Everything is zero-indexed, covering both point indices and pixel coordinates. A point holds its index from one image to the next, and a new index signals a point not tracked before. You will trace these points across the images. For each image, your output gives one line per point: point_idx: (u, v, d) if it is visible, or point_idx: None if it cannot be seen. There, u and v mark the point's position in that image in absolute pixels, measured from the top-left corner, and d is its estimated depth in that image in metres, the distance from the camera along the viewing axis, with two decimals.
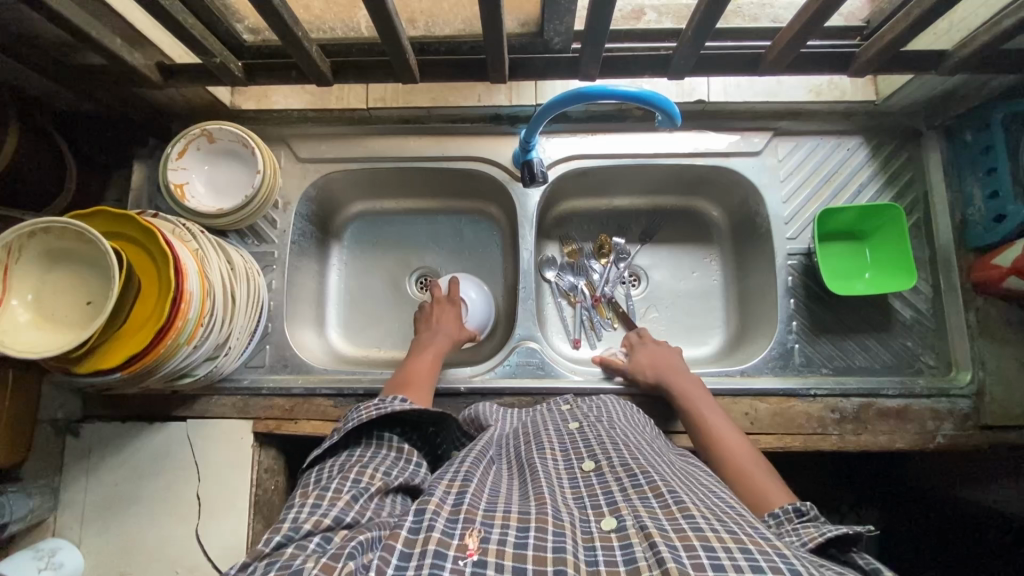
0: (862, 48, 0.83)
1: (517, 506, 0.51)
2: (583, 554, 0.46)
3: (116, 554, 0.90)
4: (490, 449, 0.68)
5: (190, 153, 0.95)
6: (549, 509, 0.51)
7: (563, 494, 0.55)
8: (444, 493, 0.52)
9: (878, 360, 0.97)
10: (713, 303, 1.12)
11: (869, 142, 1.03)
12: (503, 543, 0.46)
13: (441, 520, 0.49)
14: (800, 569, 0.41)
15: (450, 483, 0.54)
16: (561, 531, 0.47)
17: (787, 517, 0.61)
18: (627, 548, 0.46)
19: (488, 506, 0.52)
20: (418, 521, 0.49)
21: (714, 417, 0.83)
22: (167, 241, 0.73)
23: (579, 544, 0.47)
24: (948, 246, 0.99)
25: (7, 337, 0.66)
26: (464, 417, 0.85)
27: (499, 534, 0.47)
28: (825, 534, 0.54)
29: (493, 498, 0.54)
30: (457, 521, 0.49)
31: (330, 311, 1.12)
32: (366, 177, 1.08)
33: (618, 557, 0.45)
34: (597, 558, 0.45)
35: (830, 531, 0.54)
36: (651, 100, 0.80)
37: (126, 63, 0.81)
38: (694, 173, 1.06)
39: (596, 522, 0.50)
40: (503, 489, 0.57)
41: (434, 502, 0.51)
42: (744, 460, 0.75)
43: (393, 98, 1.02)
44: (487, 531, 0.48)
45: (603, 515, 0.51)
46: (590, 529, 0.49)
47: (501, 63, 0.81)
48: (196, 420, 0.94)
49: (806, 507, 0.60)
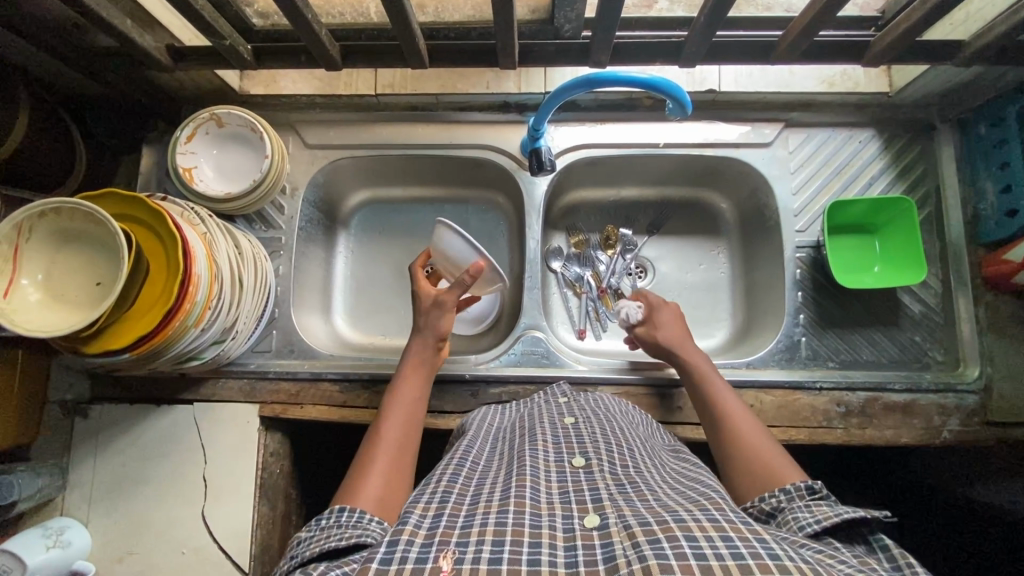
0: (878, 37, 0.82)
1: (495, 517, 0.48)
2: (562, 557, 0.44)
3: (123, 533, 0.91)
4: (473, 448, 0.66)
5: (198, 137, 0.95)
6: (528, 516, 0.48)
7: (544, 497, 0.52)
8: (418, 519, 0.49)
9: (885, 354, 0.97)
10: (720, 295, 1.12)
11: (882, 135, 1.02)
12: (477, 561, 0.43)
13: (415, 548, 0.45)
14: (780, 554, 0.42)
15: (425, 506, 0.51)
16: (537, 541, 0.46)
17: (798, 494, 0.59)
18: (607, 546, 0.45)
19: (466, 521, 0.49)
20: (389, 552, 0.45)
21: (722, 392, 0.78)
22: (173, 222, 0.74)
23: (558, 545, 0.45)
24: (959, 240, 0.98)
25: (18, 315, 0.66)
26: (460, 426, 0.82)
27: (474, 552, 0.44)
28: (840, 514, 0.53)
29: (472, 509, 0.51)
30: (431, 545, 0.46)
31: (335, 298, 1.12)
32: (373, 164, 1.08)
33: (597, 555, 0.44)
34: (577, 558, 0.44)
35: (846, 512, 0.53)
36: (662, 87, 0.79)
37: (135, 45, 0.80)
38: (704, 164, 1.06)
39: (578, 519, 0.49)
40: (482, 496, 0.53)
41: (408, 531, 0.47)
42: (755, 436, 0.70)
43: (401, 84, 1.02)
44: (462, 551, 0.45)
45: (586, 511, 0.49)
46: (572, 527, 0.48)
47: (511, 48, 0.80)
48: (202, 403, 0.95)
49: (817, 484, 0.58)
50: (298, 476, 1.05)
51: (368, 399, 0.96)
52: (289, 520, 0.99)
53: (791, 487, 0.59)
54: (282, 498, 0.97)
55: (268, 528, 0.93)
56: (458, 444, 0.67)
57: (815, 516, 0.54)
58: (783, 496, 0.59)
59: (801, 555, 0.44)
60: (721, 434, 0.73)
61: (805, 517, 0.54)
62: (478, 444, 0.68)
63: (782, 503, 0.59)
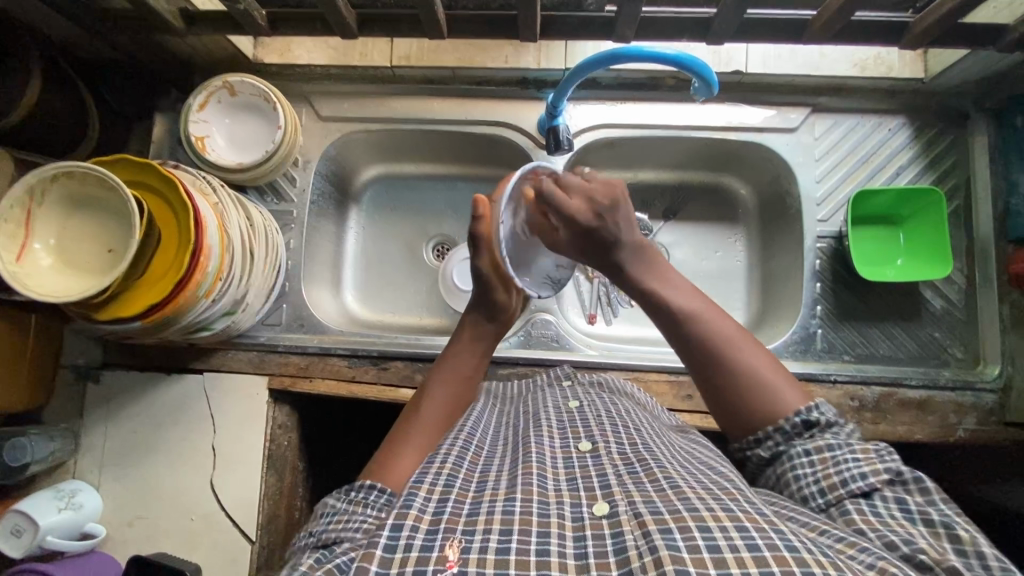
0: (918, 17, 0.78)
1: (502, 505, 0.48)
2: (571, 549, 0.44)
3: (134, 498, 0.92)
4: (476, 430, 0.64)
5: (211, 106, 0.94)
6: (536, 504, 0.48)
7: (551, 484, 0.51)
8: (423, 502, 0.48)
9: (903, 348, 0.95)
10: (735, 285, 1.09)
11: (912, 123, 0.98)
12: (484, 551, 0.43)
13: (420, 535, 0.45)
14: (798, 547, 0.41)
15: (430, 488, 0.50)
16: (546, 532, 0.45)
17: (796, 430, 0.58)
18: (617, 537, 0.44)
19: (472, 508, 0.48)
20: (393, 538, 0.45)
21: (684, 300, 0.66)
22: (185, 188, 0.73)
23: (567, 536, 0.45)
24: (987, 235, 0.95)
25: (32, 281, 0.66)
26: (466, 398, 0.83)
27: (481, 542, 0.44)
28: (846, 484, 0.52)
29: (479, 495, 0.50)
30: (437, 532, 0.46)
31: (346, 274, 1.11)
32: (385, 138, 1.06)
33: (608, 546, 0.43)
34: (586, 551, 0.43)
35: (854, 483, 0.52)
36: (690, 65, 0.77)
37: (148, 7, 0.78)
38: (726, 148, 1.03)
39: (587, 507, 0.48)
40: (488, 483, 0.52)
41: (413, 516, 0.47)
42: (742, 347, 0.63)
43: (418, 56, 1.00)
44: (469, 541, 0.44)
45: (595, 499, 0.49)
46: (581, 516, 0.47)
47: (533, 19, 0.78)
48: (212, 373, 0.95)
49: (814, 417, 0.58)
50: (307, 449, 1.05)
51: (376, 375, 0.96)
52: (296, 493, 1.00)
53: (785, 424, 0.58)
54: (289, 470, 0.98)
55: (275, 499, 0.94)
56: (460, 423, 0.65)
57: (814, 471, 0.54)
58: (779, 435, 0.58)
59: (821, 547, 0.42)
60: (706, 362, 0.63)
61: (804, 474, 0.55)
62: (481, 423, 0.67)
63: (779, 446, 0.58)
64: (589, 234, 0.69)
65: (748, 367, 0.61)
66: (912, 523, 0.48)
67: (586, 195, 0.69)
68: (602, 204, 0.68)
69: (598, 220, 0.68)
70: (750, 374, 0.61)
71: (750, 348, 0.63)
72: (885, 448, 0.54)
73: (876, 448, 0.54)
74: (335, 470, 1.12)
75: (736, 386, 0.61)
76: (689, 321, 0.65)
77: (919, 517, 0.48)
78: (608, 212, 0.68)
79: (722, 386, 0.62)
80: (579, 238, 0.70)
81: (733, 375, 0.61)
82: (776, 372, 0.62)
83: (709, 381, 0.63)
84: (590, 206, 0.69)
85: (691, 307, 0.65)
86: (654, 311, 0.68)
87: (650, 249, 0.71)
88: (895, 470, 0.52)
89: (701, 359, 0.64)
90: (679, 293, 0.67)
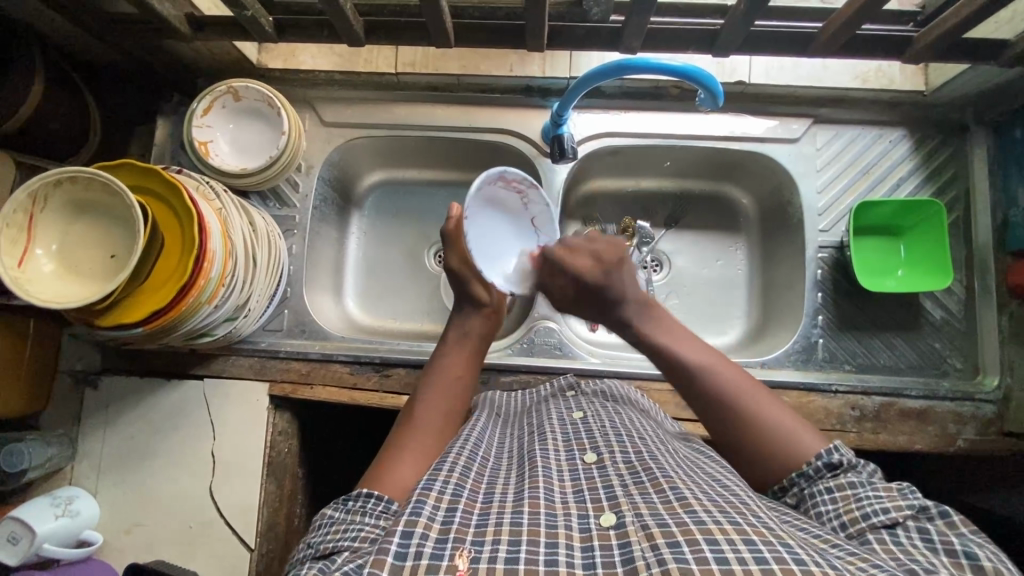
0: (920, 32, 0.79)
1: (510, 516, 0.47)
2: (579, 559, 0.43)
3: (131, 505, 0.91)
4: (482, 443, 0.64)
5: (215, 111, 0.93)
6: (543, 516, 0.47)
7: (559, 496, 0.51)
8: (432, 511, 0.48)
9: (904, 359, 0.96)
10: (736, 292, 1.09)
11: (912, 135, 0.99)
12: (493, 561, 0.43)
13: (430, 544, 0.45)
14: (805, 560, 0.40)
15: (438, 497, 0.50)
16: (553, 542, 0.45)
17: (819, 474, 0.57)
18: (625, 547, 0.44)
19: (480, 519, 0.48)
20: (404, 546, 0.44)
21: (689, 349, 0.70)
22: (191, 196, 0.72)
23: (575, 546, 0.45)
24: (986, 246, 0.96)
25: (31, 286, 0.66)
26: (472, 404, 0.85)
27: (490, 552, 0.44)
28: (868, 517, 0.51)
29: (486, 507, 0.50)
30: (446, 541, 0.45)
31: (347, 279, 1.11)
32: (388, 144, 1.06)
33: (615, 557, 0.43)
34: (594, 561, 0.43)
35: (875, 516, 0.51)
36: (695, 76, 0.77)
37: (154, 12, 0.78)
38: (728, 157, 1.03)
39: (594, 518, 0.48)
40: (495, 496, 0.52)
41: (422, 524, 0.46)
42: (755, 400, 0.64)
43: (423, 63, 0.99)
44: (478, 551, 0.44)
45: (601, 510, 0.48)
46: (588, 527, 0.47)
47: (540, 29, 0.78)
48: (212, 379, 0.95)
49: (836, 458, 0.57)
50: (307, 455, 1.04)
51: (378, 382, 0.96)
52: (296, 500, 0.98)
53: (807, 467, 0.58)
54: (291, 476, 0.97)
55: (275, 506, 0.93)
56: (465, 433, 0.65)
57: (836, 506, 0.54)
58: (803, 480, 0.58)
59: (828, 559, 0.42)
60: (725, 422, 0.64)
61: (825, 508, 0.54)
62: (487, 435, 0.67)
63: (803, 490, 0.58)
64: (597, 291, 0.74)
65: (768, 423, 0.62)
66: (934, 553, 0.46)
67: (592, 255, 0.75)
68: (609, 261, 0.75)
69: (604, 279, 0.74)
70: (767, 432, 0.62)
71: (759, 399, 0.64)
72: (909, 487, 0.53)
73: (899, 487, 0.53)
74: (334, 476, 1.11)
75: (754, 438, 0.62)
76: (699, 374, 0.67)
77: (942, 547, 0.47)
78: (615, 269, 0.74)
79: (738, 445, 0.63)
80: (591, 296, 0.75)
81: (747, 432, 0.62)
82: (796, 426, 0.62)
83: (729, 441, 0.64)
84: (597, 264, 0.75)
85: (700, 362, 0.68)
86: (665, 368, 0.70)
87: (655, 306, 0.75)
88: (918, 505, 0.51)
89: (717, 417, 0.65)
90: (683, 346, 0.70)
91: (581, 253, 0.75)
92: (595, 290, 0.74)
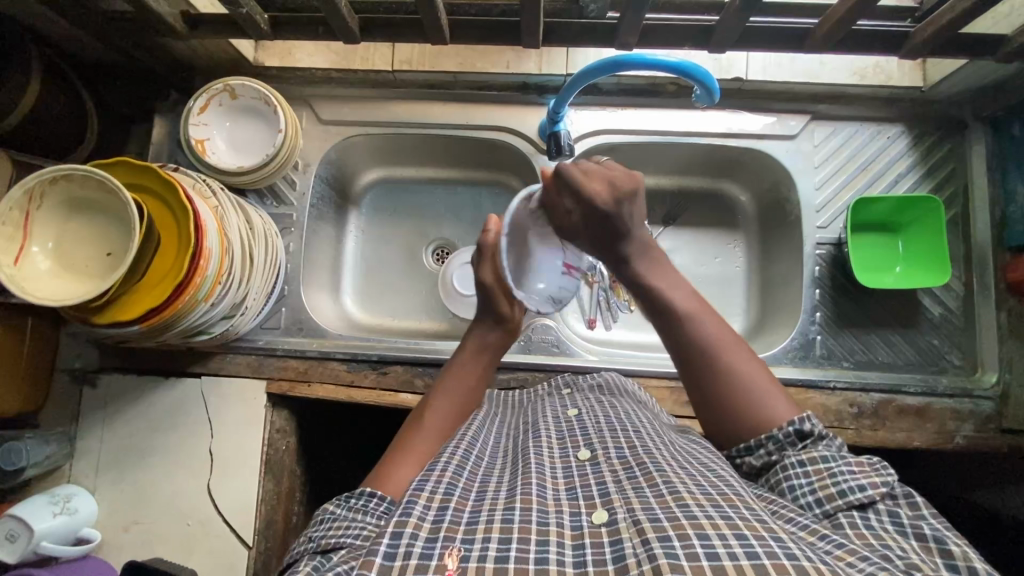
0: (918, 28, 0.79)
1: (501, 513, 0.47)
2: (569, 556, 0.43)
3: (130, 503, 0.92)
4: (476, 441, 0.63)
5: (211, 109, 0.94)
6: (535, 512, 0.47)
7: (551, 493, 0.51)
8: (423, 510, 0.48)
9: (902, 356, 0.95)
10: (735, 289, 1.09)
11: (910, 132, 0.99)
12: (483, 560, 0.43)
13: (420, 543, 0.45)
14: (797, 555, 0.40)
15: (430, 496, 0.50)
16: (544, 540, 0.44)
17: (787, 441, 0.58)
18: (616, 544, 0.44)
19: (472, 516, 0.48)
20: (393, 546, 0.44)
21: (682, 291, 0.68)
22: (186, 194, 0.72)
23: (565, 544, 0.44)
24: (985, 243, 0.96)
25: (29, 285, 0.66)
26: None
27: (480, 551, 0.44)
28: (843, 494, 0.51)
29: (477, 504, 0.50)
30: (436, 540, 0.45)
31: (345, 277, 1.11)
32: (386, 142, 1.06)
33: (606, 555, 0.43)
34: (584, 558, 0.43)
35: (851, 493, 0.51)
36: (692, 72, 0.77)
37: (149, 10, 0.78)
38: (725, 154, 1.03)
39: (586, 514, 0.48)
40: (487, 493, 0.52)
41: (413, 524, 0.46)
42: (737, 354, 0.64)
43: (419, 61, 0.99)
44: (468, 549, 0.44)
45: (594, 507, 0.48)
46: (580, 524, 0.47)
47: (536, 26, 0.78)
48: (210, 377, 0.95)
49: (807, 427, 0.57)
50: (306, 453, 1.04)
51: (376, 380, 0.96)
52: (294, 498, 0.98)
53: (778, 432, 0.58)
54: (289, 475, 0.97)
55: (273, 504, 0.93)
56: (461, 432, 0.65)
57: (810, 481, 0.54)
58: (772, 444, 0.59)
59: (819, 555, 0.42)
60: (702, 365, 0.64)
61: (798, 483, 0.55)
62: (482, 434, 0.67)
63: (772, 455, 0.58)
64: (603, 220, 0.68)
65: (744, 382, 0.62)
66: (904, 538, 0.47)
67: (607, 179, 0.68)
68: (623, 192, 0.68)
69: (614, 212, 0.68)
70: (741, 387, 0.62)
71: (741, 355, 0.64)
72: (879, 462, 0.54)
73: (871, 462, 0.54)
74: (333, 474, 1.11)
75: (726, 389, 0.62)
76: (685, 317, 0.66)
77: (912, 532, 0.48)
78: (626, 203, 0.68)
79: (707, 391, 0.64)
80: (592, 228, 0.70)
81: (723, 379, 0.62)
82: (773, 392, 0.62)
83: (699, 387, 0.64)
84: (610, 192, 0.67)
85: (689, 307, 0.67)
86: (652, 308, 0.69)
87: (657, 250, 0.72)
88: (889, 484, 0.52)
89: (695, 361, 0.65)
90: (678, 289, 0.68)
91: (595, 181, 0.67)
92: (598, 225, 0.69)
